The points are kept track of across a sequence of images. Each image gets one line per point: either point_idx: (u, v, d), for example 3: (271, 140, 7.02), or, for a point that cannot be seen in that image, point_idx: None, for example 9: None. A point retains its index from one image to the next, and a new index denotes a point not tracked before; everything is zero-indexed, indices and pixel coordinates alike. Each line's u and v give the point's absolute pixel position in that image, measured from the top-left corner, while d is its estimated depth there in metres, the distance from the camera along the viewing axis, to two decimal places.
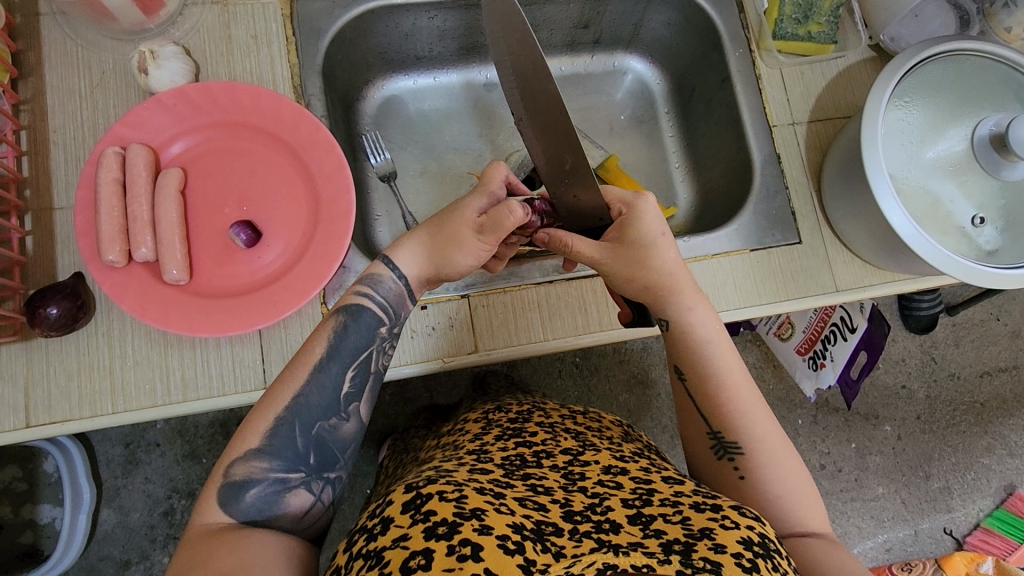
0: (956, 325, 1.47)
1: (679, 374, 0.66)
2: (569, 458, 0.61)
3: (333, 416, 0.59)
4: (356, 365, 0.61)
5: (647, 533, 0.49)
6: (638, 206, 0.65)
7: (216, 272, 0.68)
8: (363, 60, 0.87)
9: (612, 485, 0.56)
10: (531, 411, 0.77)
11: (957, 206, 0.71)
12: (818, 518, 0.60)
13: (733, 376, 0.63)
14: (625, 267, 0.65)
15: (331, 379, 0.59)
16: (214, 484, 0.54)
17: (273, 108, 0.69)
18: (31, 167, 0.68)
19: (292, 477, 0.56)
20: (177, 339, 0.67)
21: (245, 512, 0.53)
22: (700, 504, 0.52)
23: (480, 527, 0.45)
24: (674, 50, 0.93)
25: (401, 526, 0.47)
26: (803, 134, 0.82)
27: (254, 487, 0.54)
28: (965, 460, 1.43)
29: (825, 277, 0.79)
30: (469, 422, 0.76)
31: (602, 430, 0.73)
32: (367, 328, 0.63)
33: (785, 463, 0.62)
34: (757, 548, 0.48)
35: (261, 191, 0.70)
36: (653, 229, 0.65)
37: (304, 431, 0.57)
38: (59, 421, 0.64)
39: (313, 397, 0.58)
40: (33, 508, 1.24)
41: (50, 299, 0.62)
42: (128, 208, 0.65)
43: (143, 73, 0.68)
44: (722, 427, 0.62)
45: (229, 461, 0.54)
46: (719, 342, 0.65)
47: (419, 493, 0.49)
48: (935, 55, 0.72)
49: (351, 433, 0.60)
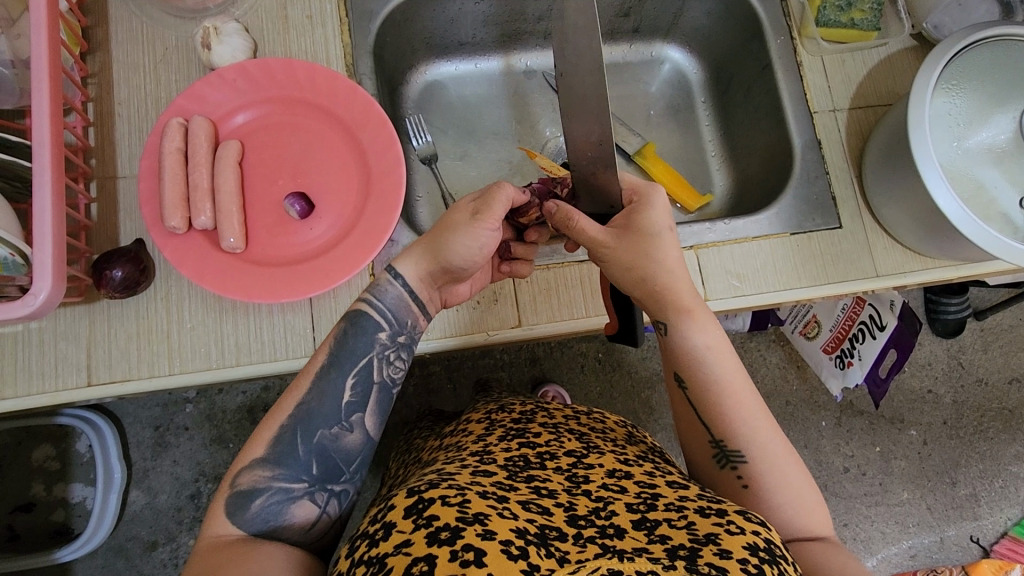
0: (985, 330, 1.45)
1: (680, 382, 0.64)
2: (573, 459, 0.60)
3: (335, 424, 0.59)
4: (356, 373, 0.60)
5: (652, 539, 0.49)
6: (649, 196, 0.65)
7: (269, 243, 0.70)
8: (409, 44, 0.89)
9: (616, 488, 0.56)
10: (535, 411, 0.74)
11: (1001, 192, 0.71)
12: (823, 526, 0.60)
13: (733, 383, 0.62)
14: (628, 254, 0.64)
15: (333, 386, 0.59)
16: (222, 494, 0.55)
17: (328, 85, 0.71)
18: (97, 137, 0.71)
19: (296, 486, 0.56)
20: (232, 306, 0.69)
21: (252, 522, 0.54)
22: (705, 509, 0.53)
23: (483, 532, 0.45)
24: (713, 39, 0.94)
25: (403, 532, 0.47)
26: (844, 121, 0.83)
27: (259, 497, 0.55)
28: (992, 468, 1.41)
29: (865, 261, 0.79)
30: (472, 422, 0.75)
31: (606, 431, 0.70)
32: (365, 333, 0.61)
33: (787, 472, 0.61)
34: (762, 554, 0.48)
35: (315, 165, 0.73)
36: (660, 222, 0.64)
37: (307, 439, 0.57)
38: (119, 380, 0.66)
39: (314, 404, 0.58)
40: (66, 487, 1.27)
41: (115, 261, 0.65)
42: (189, 175, 0.67)
43: (207, 48, 0.71)
44: (724, 436, 0.61)
45: (235, 471, 0.56)
46: (719, 348, 0.63)
47: (421, 497, 0.49)
48: (985, 39, 0.72)
49: (356, 445, 0.59)
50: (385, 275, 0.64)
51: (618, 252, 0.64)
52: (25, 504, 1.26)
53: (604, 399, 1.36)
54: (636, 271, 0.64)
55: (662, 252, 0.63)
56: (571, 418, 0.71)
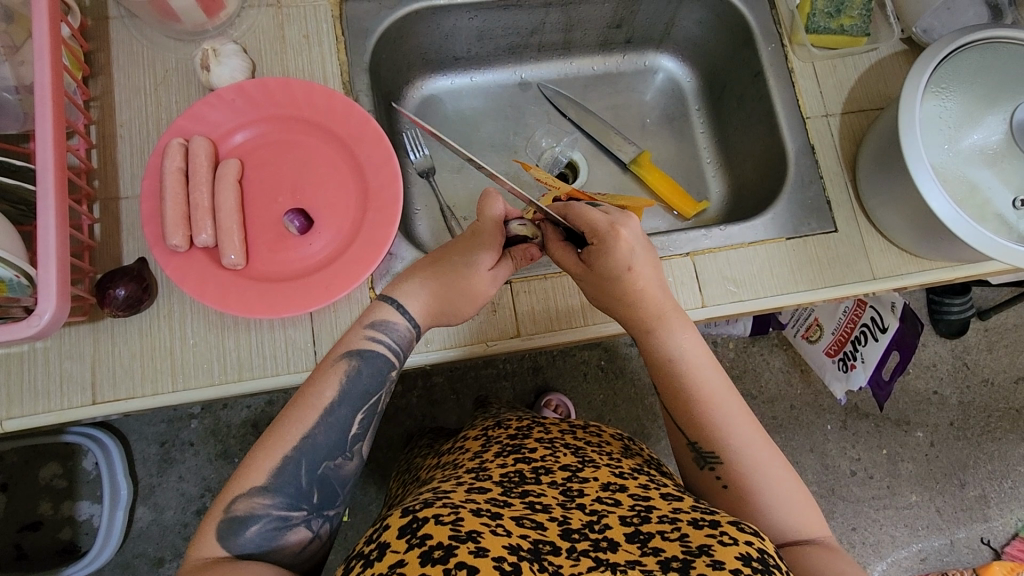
0: (989, 330, 1.45)
1: (657, 391, 0.67)
2: (568, 474, 0.60)
3: (338, 455, 0.60)
4: (364, 408, 0.62)
5: (645, 551, 0.50)
6: (608, 240, 0.62)
7: (269, 258, 0.71)
8: (405, 61, 0.91)
9: (611, 501, 0.56)
10: (531, 426, 0.74)
11: (995, 192, 0.72)
12: (814, 526, 0.59)
13: (705, 387, 0.64)
14: (595, 286, 0.67)
15: (340, 421, 0.60)
16: (216, 518, 0.55)
17: (325, 103, 0.73)
18: (100, 158, 0.72)
19: (293, 514, 0.57)
20: (234, 322, 0.69)
21: (244, 546, 0.54)
22: (699, 520, 0.53)
23: (476, 550, 0.46)
24: (706, 47, 0.96)
25: (398, 552, 0.47)
26: (837, 125, 0.83)
27: (256, 523, 0.55)
28: (1001, 468, 1.40)
29: (861, 264, 0.80)
30: (469, 439, 0.75)
31: (602, 445, 0.70)
32: (379, 371, 0.63)
33: (765, 471, 0.61)
34: (755, 564, 0.48)
35: (314, 181, 0.74)
36: (622, 262, 0.63)
37: (310, 469, 0.58)
38: (124, 398, 0.67)
39: (321, 437, 0.59)
40: (72, 505, 1.28)
41: (118, 281, 0.66)
42: (190, 195, 0.68)
43: (206, 69, 0.72)
44: (701, 438, 0.63)
45: (231, 497, 0.55)
46: (689, 356, 0.65)
47: (414, 517, 0.49)
48: (971, 43, 0.73)
49: (352, 471, 0.61)
50: (385, 306, 0.66)
51: (587, 286, 0.67)
52: (31, 522, 1.26)
53: (607, 407, 1.36)
54: (605, 299, 0.67)
55: (631, 287, 0.65)
56: (567, 432, 0.72)
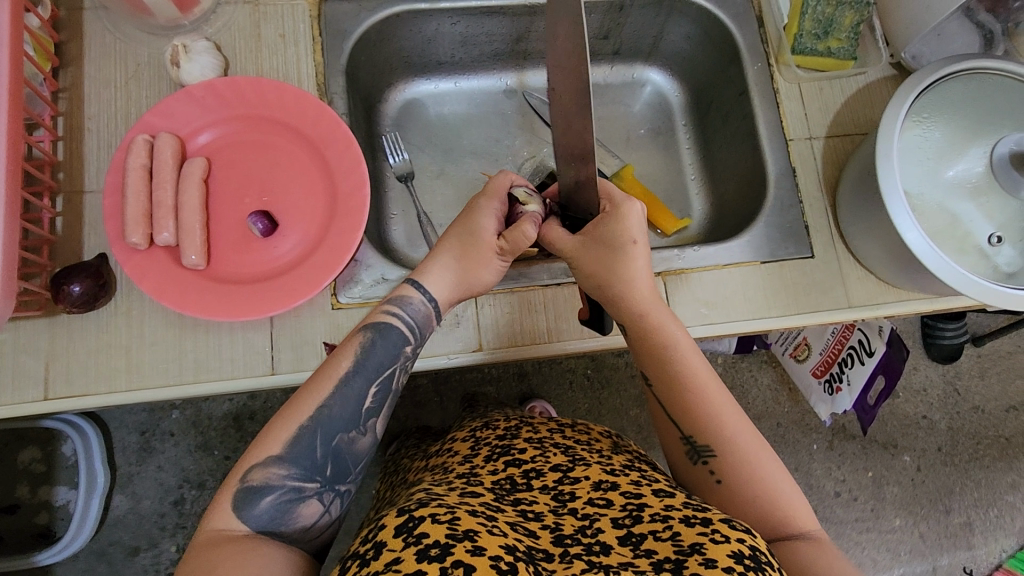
0: (982, 357, 1.44)
1: (648, 383, 0.65)
2: (559, 475, 0.59)
3: (353, 428, 0.58)
4: (379, 381, 0.61)
5: (637, 553, 0.49)
6: (623, 207, 0.64)
7: (234, 260, 0.70)
8: (387, 64, 0.90)
9: (602, 502, 0.55)
10: (520, 426, 0.72)
11: (976, 226, 0.70)
12: (806, 519, 0.57)
13: (698, 378, 0.62)
14: (590, 260, 0.65)
15: (355, 393, 0.59)
16: (230, 488, 0.53)
17: (296, 105, 0.72)
18: (66, 151, 0.71)
19: (307, 486, 0.55)
20: (193, 323, 0.69)
21: (257, 518, 0.52)
22: (691, 518, 0.51)
23: (474, 548, 0.45)
24: (693, 62, 0.94)
25: (394, 550, 0.45)
26: (820, 149, 0.82)
27: (270, 494, 0.53)
28: (988, 497, 1.38)
29: (838, 291, 0.78)
30: (457, 442, 0.73)
31: (591, 442, 0.69)
32: (394, 345, 0.62)
33: (758, 463, 0.59)
34: (747, 562, 0.46)
35: (282, 184, 0.73)
36: (632, 232, 0.63)
37: (324, 441, 0.56)
38: (76, 395, 0.66)
39: (335, 409, 0.57)
40: (50, 490, 1.27)
41: (74, 276, 0.65)
42: (153, 192, 0.67)
43: (176, 66, 0.72)
44: (693, 431, 0.61)
45: (247, 467, 0.53)
46: (684, 345, 0.63)
47: (410, 515, 0.48)
48: (957, 73, 0.71)
49: (365, 448, 0.59)
50: (409, 286, 0.65)
51: (584, 263, 0.65)
52: (8, 505, 1.26)
53: (592, 416, 1.35)
54: (597, 280, 0.64)
55: (628, 265, 0.63)
56: (555, 432, 0.70)
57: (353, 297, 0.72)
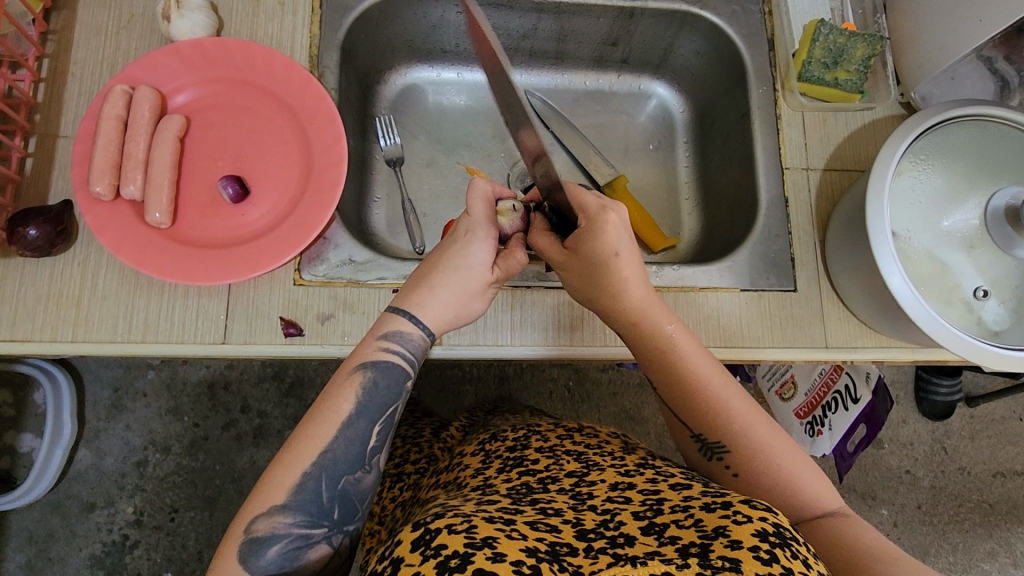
0: (974, 418, 1.40)
1: (654, 386, 0.64)
2: (575, 480, 0.58)
3: (358, 469, 0.58)
4: (382, 419, 0.60)
5: (663, 541, 0.47)
6: (598, 221, 0.58)
7: (197, 223, 0.69)
8: (389, 45, 0.88)
9: (622, 499, 0.53)
10: (528, 435, 0.70)
11: (964, 278, 0.67)
12: (831, 498, 0.58)
13: (704, 380, 0.61)
14: (581, 276, 0.62)
15: (359, 434, 0.58)
16: (237, 538, 0.54)
17: (284, 74, 0.70)
18: (46, 94, 0.70)
19: (315, 532, 0.56)
20: (148, 281, 0.67)
21: (267, 568, 0.54)
22: (711, 504, 0.49)
23: (493, 555, 0.43)
24: (701, 80, 0.92)
25: (412, 565, 0.44)
26: (816, 180, 0.80)
27: (277, 544, 0.54)
28: (964, 562, 1.34)
29: (816, 330, 0.76)
30: (467, 456, 0.71)
31: (603, 445, 0.66)
32: (395, 382, 0.61)
33: (776, 453, 0.59)
34: (773, 539, 0.44)
35: (257, 151, 0.71)
36: (611, 245, 0.58)
37: (330, 484, 0.56)
38: (19, 340, 0.65)
39: (339, 450, 0.57)
40: (16, 435, 1.26)
41: (31, 219, 0.63)
42: (125, 144, 0.66)
43: (166, 21, 0.70)
44: (704, 430, 0.61)
45: (252, 516, 0.54)
46: (688, 348, 0.62)
47: (426, 529, 0.46)
48: (959, 118, 0.68)
49: (371, 484, 0.59)
50: (398, 317, 0.62)
51: (573, 277, 0.63)
52: None
53: None
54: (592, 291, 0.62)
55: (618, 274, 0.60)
56: (565, 437, 0.68)
57: (316, 275, 0.70)
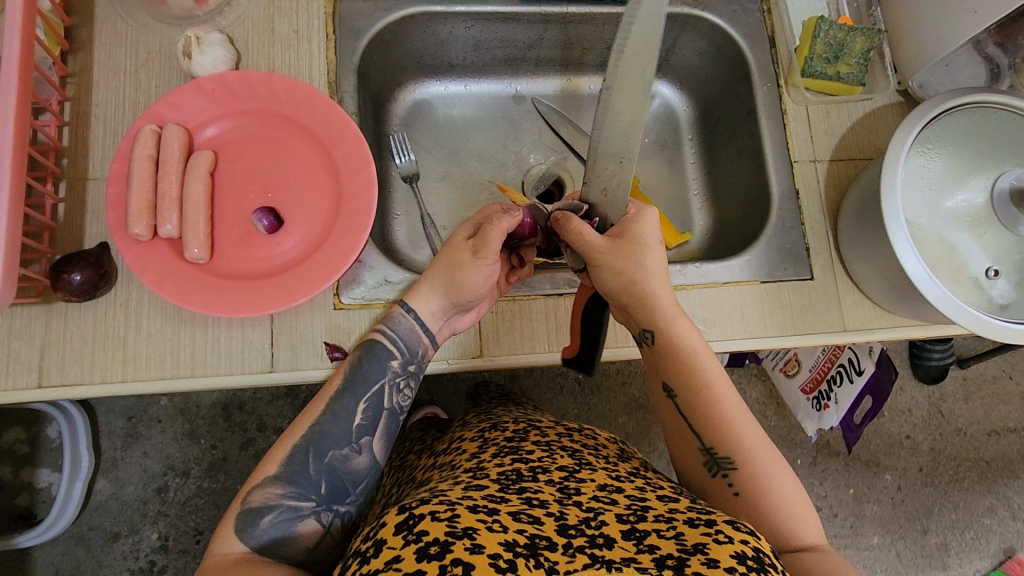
0: (967, 380, 1.46)
1: (670, 391, 0.63)
2: (564, 474, 0.57)
3: (345, 446, 0.61)
4: (368, 398, 0.63)
5: (641, 548, 0.48)
6: (643, 212, 0.65)
7: (235, 255, 0.70)
8: (398, 63, 0.90)
9: (607, 500, 0.54)
10: (527, 429, 0.70)
11: (972, 257, 0.71)
12: (816, 533, 0.58)
13: (719, 390, 0.62)
14: (619, 260, 0.63)
15: (344, 410, 0.62)
16: (233, 511, 0.57)
17: (307, 101, 0.71)
18: (71, 137, 0.70)
19: (304, 505, 0.58)
20: (192, 316, 0.68)
21: (258, 537, 0.56)
22: (694, 520, 0.51)
23: (471, 547, 0.45)
24: (703, 78, 0.95)
25: (393, 547, 0.46)
26: (823, 172, 0.83)
27: (269, 514, 0.57)
28: (965, 518, 1.40)
29: (834, 315, 0.79)
30: (465, 440, 0.71)
31: (598, 449, 0.67)
32: (379, 361, 0.64)
33: (777, 476, 0.59)
34: (750, 564, 0.46)
35: (287, 180, 0.72)
36: (653, 236, 0.64)
37: (318, 459, 0.60)
38: (70, 385, 0.66)
39: (326, 426, 0.61)
40: (32, 471, 1.25)
41: (75, 265, 0.64)
42: (158, 183, 0.66)
43: (188, 57, 0.71)
44: (715, 442, 0.60)
45: (248, 488, 0.58)
46: (705, 355, 0.63)
47: (410, 514, 0.48)
48: (963, 105, 0.73)
49: (363, 466, 0.62)
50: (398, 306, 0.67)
51: (610, 260, 0.63)
52: None
53: (580, 421, 1.36)
54: (626, 277, 0.63)
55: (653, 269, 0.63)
56: (564, 435, 0.68)
57: (355, 298, 0.72)
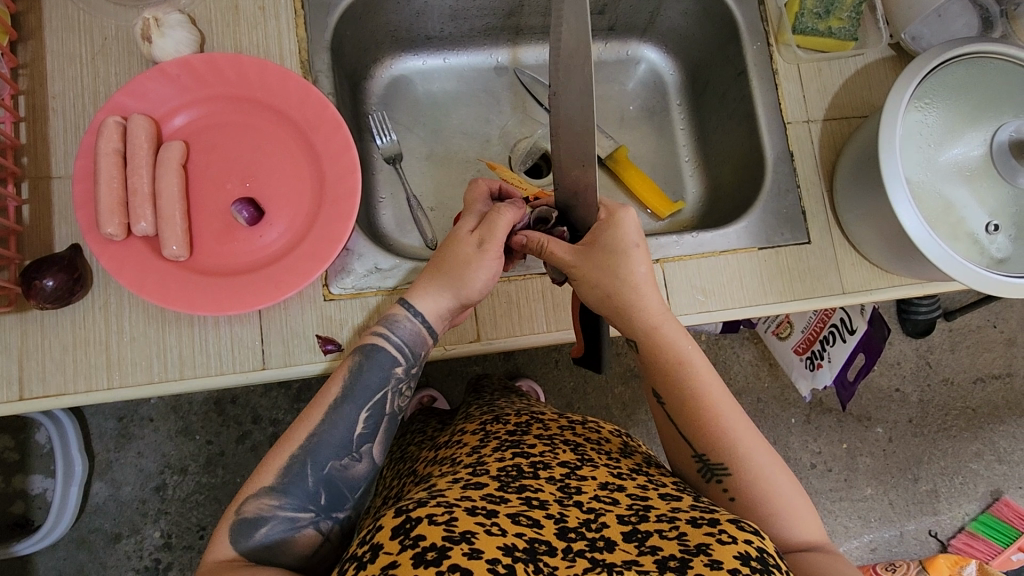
0: (953, 330, 1.47)
1: (659, 398, 0.62)
2: (566, 471, 0.56)
3: (345, 455, 0.59)
4: (369, 406, 0.61)
5: (643, 550, 0.47)
6: (617, 213, 0.62)
7: (217, 251, 0.67)
8: (373, 38, 0.85)
9: (608, 500, 0.53)
10: (530, 423, 0.68)
11: (969, 212, 0.70)
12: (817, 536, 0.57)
13: (710, 396, 0.60)
14: (591, 270, 0.61)
15: (343, 419, 0.59)
16: (228, 519, 0.55)
17: (279, 84, 0.67)
18: (29, 134, 0.66)
19: (302, 516, 0.56)
20: (176, 316, 0.65)
21: (252, 546, 0.54)
22: (697, 519, 0.50)
23: (470, 552, 0.44)
24: (689, 40, 0.92)
25: (390, 553, 0.45)
26: (817, 132, 0.81)
27: (265, 525, 0.55)
28: (954, 465, 1.44)
29: (832, 279, 0.78)
30: (466, 434, 0.69)
31: (601, 444, 0.65)
32: (381, 367, 0.61)
33: (775, 481, 0.57)
34: (754, 564, 0.45)
35: (265, 168, 0.69)
36: (630, 237, 0.61)
37: (316, 469, 0.57)
38: (54, 396, 0.63)
39: (325, 435, 0.58)
40: (25, 478, 1.23)
41: (47, 271, 0.61)
42: (128, 179, 0.63)
43: (147, 41, 0.67)
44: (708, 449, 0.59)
45: (242, 498, 0.55)
46: (694, 361, 0.61)
47: (408, 517, 0.47)
48: (961, 56, 0.71)
49: (362, 473, 0.60)
50: (399, 306, 0.64)
51: (584, 271, 0.62)
52: None
53: (577, 394, 1.35)
54: (606, 289, 0.61)
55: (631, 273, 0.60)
56: (567, 428, 0.67)
57: (345, 288, 0.69)
